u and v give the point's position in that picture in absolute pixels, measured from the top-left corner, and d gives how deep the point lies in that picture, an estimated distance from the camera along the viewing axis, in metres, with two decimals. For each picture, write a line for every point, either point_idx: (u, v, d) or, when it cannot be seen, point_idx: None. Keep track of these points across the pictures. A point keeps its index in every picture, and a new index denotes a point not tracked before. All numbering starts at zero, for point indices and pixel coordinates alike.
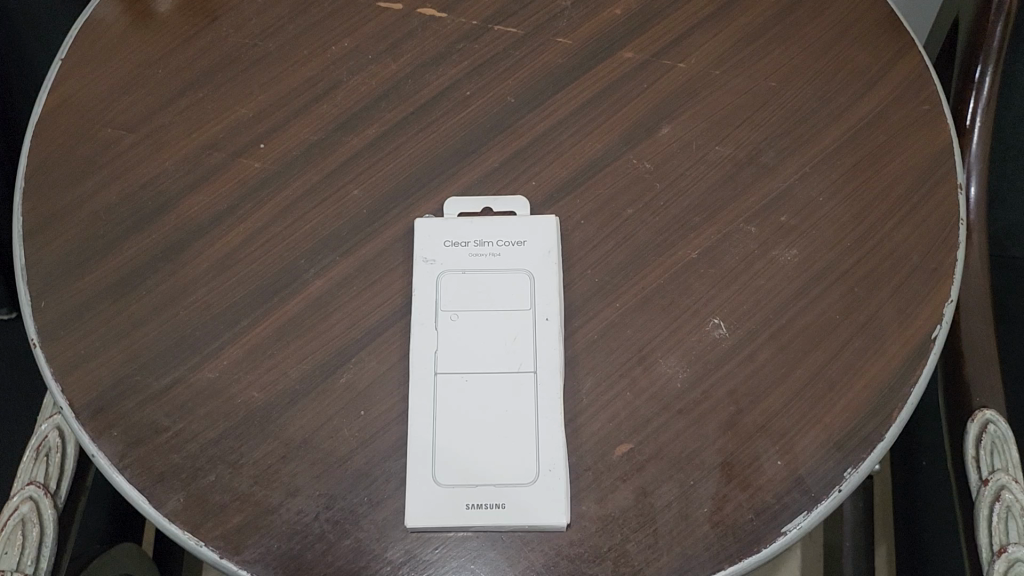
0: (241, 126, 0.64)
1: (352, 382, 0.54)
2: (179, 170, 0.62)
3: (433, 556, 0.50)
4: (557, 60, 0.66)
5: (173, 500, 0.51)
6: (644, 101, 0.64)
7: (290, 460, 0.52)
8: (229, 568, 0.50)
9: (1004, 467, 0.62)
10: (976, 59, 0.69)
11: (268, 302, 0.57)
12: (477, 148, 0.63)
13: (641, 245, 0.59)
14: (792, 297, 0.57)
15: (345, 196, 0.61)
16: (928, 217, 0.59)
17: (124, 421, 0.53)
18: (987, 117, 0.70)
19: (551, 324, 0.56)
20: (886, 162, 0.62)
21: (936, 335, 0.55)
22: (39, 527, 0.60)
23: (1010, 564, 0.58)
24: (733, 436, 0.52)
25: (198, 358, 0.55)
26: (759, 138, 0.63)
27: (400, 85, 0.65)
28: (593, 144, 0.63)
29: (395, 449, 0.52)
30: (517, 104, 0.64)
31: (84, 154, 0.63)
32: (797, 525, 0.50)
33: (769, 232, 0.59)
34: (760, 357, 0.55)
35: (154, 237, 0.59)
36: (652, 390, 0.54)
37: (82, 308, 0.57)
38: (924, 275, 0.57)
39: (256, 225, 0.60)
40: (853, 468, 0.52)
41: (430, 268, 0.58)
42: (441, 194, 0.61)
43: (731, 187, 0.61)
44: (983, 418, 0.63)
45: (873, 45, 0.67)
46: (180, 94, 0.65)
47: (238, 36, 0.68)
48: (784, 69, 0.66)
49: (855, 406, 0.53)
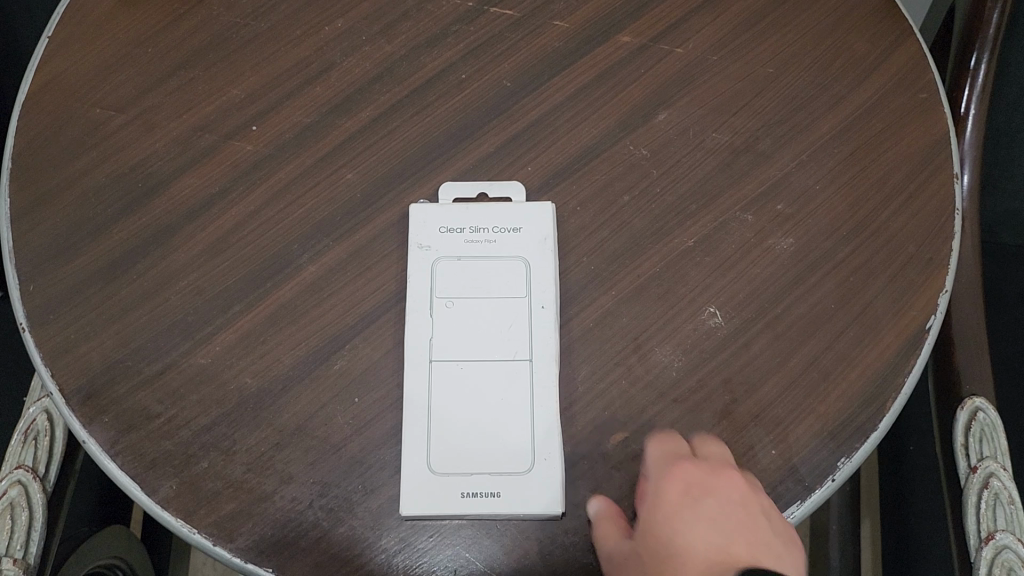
0: (232, 108, 0.63)
1: (346, 369, 0.54)
2: (170, 151, 0.61)
3: (427, 545, 0.50)
4: (553, 44, 0.65)
5: (165, 486, 0.51)
6: (642, 86, 0.64)
7: (283, 447, 0.52)
8: (222, 555, 0.49)
9: (992, 454, 0.63)
10: (972, 46, 0.69)
11: (260, 288, 0.56)
12: (473, 132, 0.62)
13: (636, 233, 0.58)
14: (789, 285, 0.56)
15: (338, 179, 0.60)
16: (926, 206, 0.59)
17: (117, 406, 0.53)
18: (983, 106, 0.69)
19: (547, 312, 0.55)
20: (883, 150, 0.61)
21: (932, 325, 0.55)
22: (28, 512, 0.61)
23: (997, 550, 0.59)
24: (729, 425, 0.52)
25: (190, 343, 0.55)
26: (757, 125, 0.62)
27: (395, 66, 0.64)
28: (590, 130, 0.62)
29: (389, 437, 0.52)
30: (512, 88, 0.63)
31: (72, 136, 0.62)
32: (791, 514, 0.50)
33: (766, 221, 0.58)
34: (755, 346, 0.54)
35: (145, 220, 0.58)
36: (647, 379, 0.54)
37: (71, 291, 0.56)
38: (919, 265, 0.57)
39: (249, 209, 0.59)
40: (847, 458, 0.52)
41: (425, 254, 0.57)
42: (436, 178, 0.60)
43: (729, 174, 0.60)
44: (973, 406, 0.64)
45: (873, 31, 0.66)
46: (171, 73, 0.64)
47: (230, 16, 0.67)
48: (783, 54, 0.65)
49: (850, 396, 0.53)
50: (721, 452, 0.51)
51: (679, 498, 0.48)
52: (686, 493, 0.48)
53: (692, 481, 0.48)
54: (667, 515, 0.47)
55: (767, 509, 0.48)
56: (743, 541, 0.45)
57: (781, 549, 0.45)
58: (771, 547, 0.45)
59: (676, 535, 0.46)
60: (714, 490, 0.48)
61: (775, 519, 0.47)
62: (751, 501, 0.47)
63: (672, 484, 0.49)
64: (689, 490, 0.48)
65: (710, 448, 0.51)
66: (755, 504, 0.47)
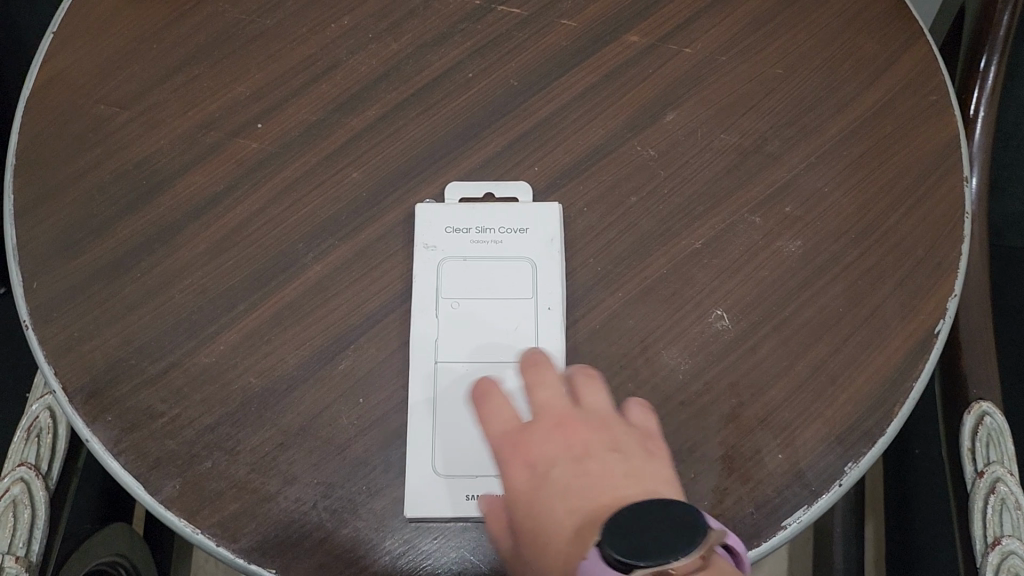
0: (237, 105, 0.62)
1: (350, 369, 0.54)
2: (175, 148, 0.61)
3: (432, 547, 0.50)
4: (561, 43, 0.65)
5: (168, 486, 0.51)
6: (650, 87, 0.63)
7: (287, 447, 0.52)
8: (225, 556, 0.49)
9: (999, 459, 0.62)
10: (982, 48, 0.68)
11: (264, 288, 0.56)
12: (480, 131, 0.61)
13: (643, 234, 0.58)
14: (797, 288, 0.56)
15: (344, 178, 0.60)
16: (935, 209, 0.59)
17: (120, 405, 0.53)
18: (992, 109, 0.69)
19: (553, 313, 0.55)
20: (892, 153, 0.61)
21: (940, 329, 0.55)
22: (30, 509, 0.60)
23: (1003, 556, 0.59)
24: (735, 429, 0.52)
25: (194, 342, 0.54)
26: (766, 126, 0.62)
27: (401, 65, 0.64)
28: (597, 130, 0.61)
29: (393, 438, 0.52)
30: (520, 87, 0.63)
31: (76, 132, 0.61)
32: (798, 519, 0.50)
33: (775, 223, 0.58)
34: (762, 349, 0.54)
35: (149, 218, 0.58)
36: (653, 382, 0.53)
37: (74, 289, 0.56)
38: (928, 268, 0.57)
39: (255, 207, 0.58)
40: (854, 463, 0.51)
41: (431, 254, 0.57)
42: (442, 178, 0.60)
43: (737, 176, 0.60)
44: (980, 410, 0.63)
45: (884, 31, 0.66)
46: (176, 70, 0.64)
47: (236, 12, 0.66)
48: (793, 55, 0.65)
49: (858, 400, 0.53)
50: (553, 397, 0.44)
51: (530, 482, 0.41)
52: (533, 473, 0.42)
53: (533, 453, 0.42)
54: (524, 489, 0.41)
55: (617, 431, 0.43)
56: (611, 476, 0.40)
57: (645, 466, 0.41)
58: (638, 478, 0.40)
59: (542, 503, 0.40)
60: (555, 460, 0.41)
61: (629, 446, 0.42)
62: (599, 433, 0.43)
63: (515, 445, 0.43)
64: (534, 468, 0.42)
65: (540, 400, 0.44)
66: (606, 435, 0.43)
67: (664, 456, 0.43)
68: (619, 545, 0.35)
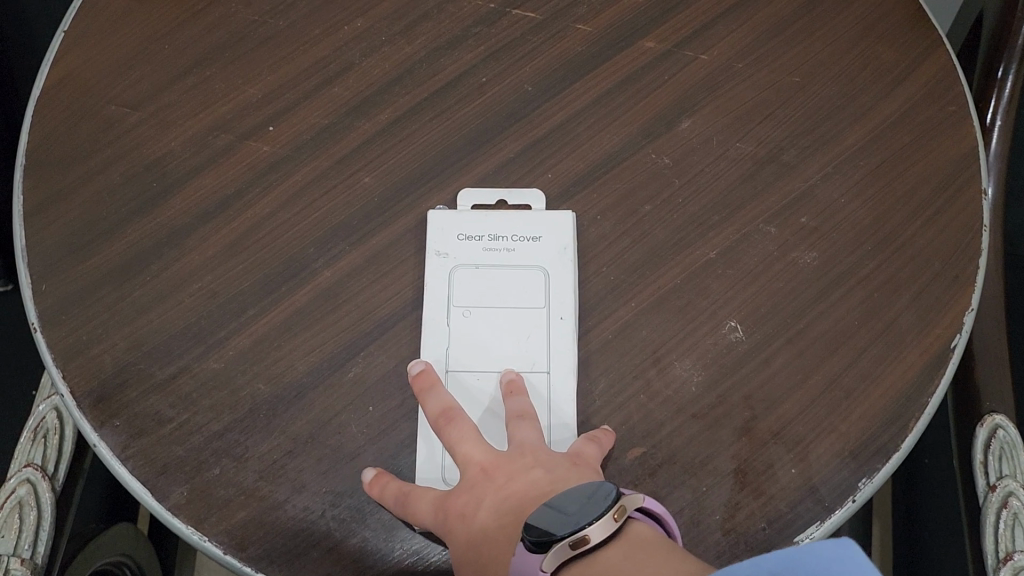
0: (248, 107, 0.62)
1: (360, 377, 0.53)
2: (186, 150, 0.60)
3: (441, 557, 0.50)
4: (575, 48, 0.64)
5: (176, 492, 0.50)
6: (665, 93, 0.62)
7: (296, 455, 0.51)
8: (233, 564, 0.49)
9: (1012, 473, 0.61)
10: (1000, 56, 0.67)
11: (274, 293, 0.55)
12: (493, 137, 0.61)
13: (657, 244, 0.57)
14: (812, 300, 0.55)
15: (355, 182, 0.59)
16: (952, 222, 0.58)
17: (129, 409, 0.52)
18: (1009, 119, 0.68)
19: (565, 324, 0.54)
20: (910, 164, 0.60)
21: (957, 344, 0.54)
22: (36, 510, 0.60)
23: (1015, 571, 0.58)
24: (748, 443, 0.51)
25: (203, 347, 0.54)
26: (782, 135, 0.61)
27: (414, 68, 0.63)
28: (611, 137, 0.61)
29: (403, 447, 0.51)
30: (534, 92, 0.62)
31: (86, 132, 0.61)
32: (810, 535, 0.50)
33: (790, 233, 0.57)
34: (776, 362, 0.53)
35: (159, 220, 0.58)
36: (665, 394, 0.53)
37: (83, 291, 0.56)
38: (945, 282, 0.56)
39: (265, 211, 0.58)
40: (868, 478, 0.51)
41: (443, 262, 0.56)
42: (454, 184, 0.59)
43: (752, 185, 0.59)
44: (992, 423, 0.63)
45: (903, 40, 0.65)
46: (188, 71, 0.63)
47: (248, 13, 0.66)
48: (810, 63, 0.64)
49: (872, 415, 0.52)
50: (474, 448, 0.48)
51: (464, 534, 0.45)
52: (463, 523, 0.45)
53: (460, 507, 0.46)
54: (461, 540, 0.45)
55: (538, 454, 0.47)
56: (531, 496, 0.45)
57: (565, 473, 0.46)
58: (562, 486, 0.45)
59: (479, 542, 0.44)
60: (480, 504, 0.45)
61: (551, 460, 0.47)
62: (520, 460, 0.47)
63: (448, 502, 0.47)
64: (463, 518, 0.46)
65: (464, 453, 0.48)
66: (527, 462, 0.47)
67: (587, 464, 0.47)
68: (535, 530, 0.41)
